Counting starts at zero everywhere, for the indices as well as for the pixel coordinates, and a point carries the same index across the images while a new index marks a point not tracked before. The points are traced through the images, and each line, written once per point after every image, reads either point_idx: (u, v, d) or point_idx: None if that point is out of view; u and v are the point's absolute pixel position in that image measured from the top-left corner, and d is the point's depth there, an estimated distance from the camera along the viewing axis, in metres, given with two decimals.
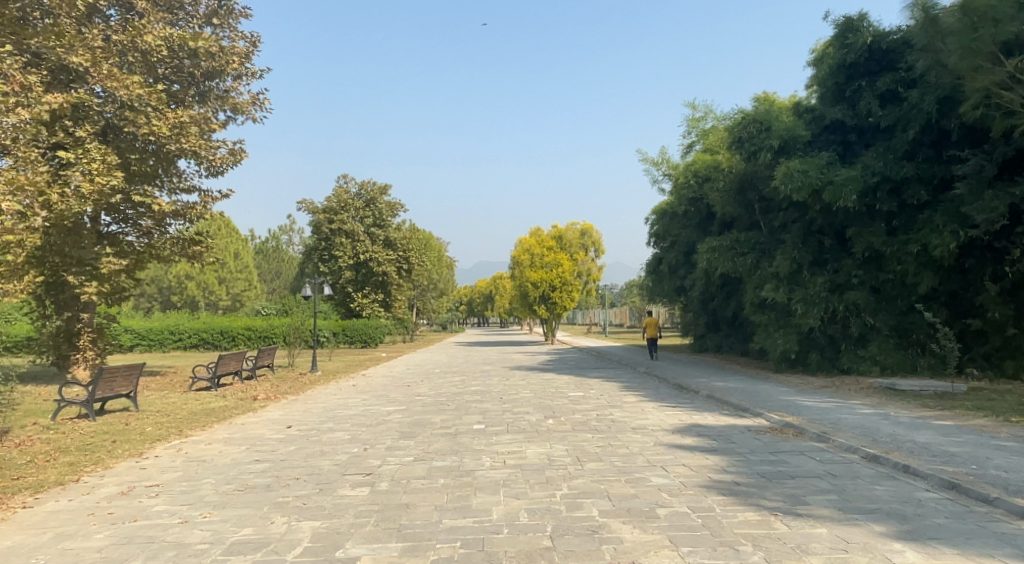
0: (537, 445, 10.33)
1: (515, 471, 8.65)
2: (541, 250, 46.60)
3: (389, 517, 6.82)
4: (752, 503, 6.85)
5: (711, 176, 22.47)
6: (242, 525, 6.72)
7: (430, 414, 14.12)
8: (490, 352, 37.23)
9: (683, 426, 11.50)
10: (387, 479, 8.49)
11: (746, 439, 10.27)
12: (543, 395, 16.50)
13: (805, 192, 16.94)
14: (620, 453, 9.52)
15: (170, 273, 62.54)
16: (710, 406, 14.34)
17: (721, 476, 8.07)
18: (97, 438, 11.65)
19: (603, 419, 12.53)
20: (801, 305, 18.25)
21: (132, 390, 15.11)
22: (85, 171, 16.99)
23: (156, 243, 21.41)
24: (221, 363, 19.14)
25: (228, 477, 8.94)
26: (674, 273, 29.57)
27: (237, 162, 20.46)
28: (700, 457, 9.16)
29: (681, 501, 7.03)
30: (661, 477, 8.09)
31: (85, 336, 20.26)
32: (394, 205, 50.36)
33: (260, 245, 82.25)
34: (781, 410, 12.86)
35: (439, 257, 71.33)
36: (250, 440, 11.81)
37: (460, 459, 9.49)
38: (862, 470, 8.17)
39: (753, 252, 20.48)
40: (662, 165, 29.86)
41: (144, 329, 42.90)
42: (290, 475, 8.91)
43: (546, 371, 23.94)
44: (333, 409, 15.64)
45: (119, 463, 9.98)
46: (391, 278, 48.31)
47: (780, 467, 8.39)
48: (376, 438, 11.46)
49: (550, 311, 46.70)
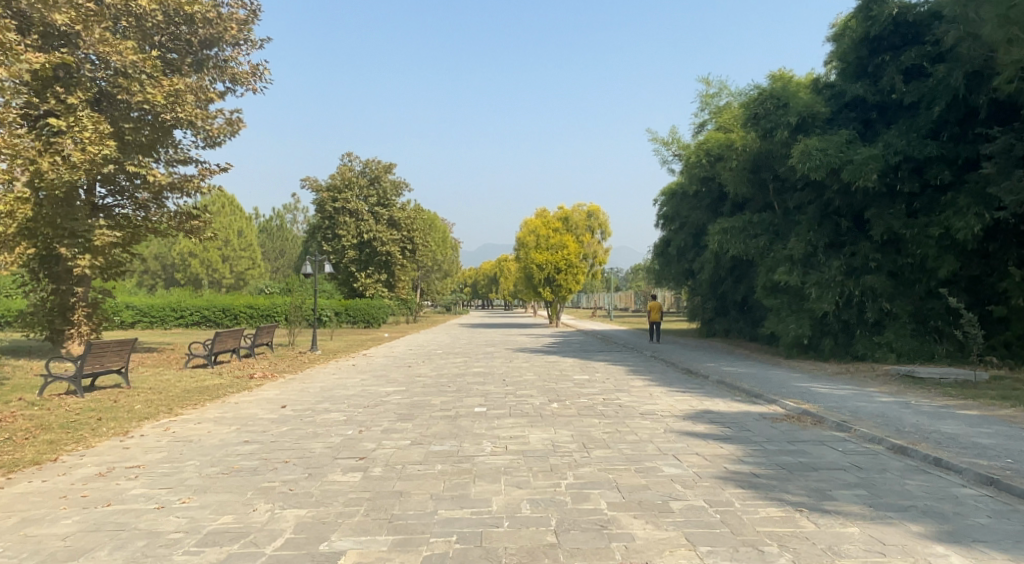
0: (540, 429, 9.80)
1: (517, 458, 8.13)
2: (546, 233, 46.57)
3: (381, 507, 6.31)
4: (775, 498, 6.33)
5: (724, 156, 21.80)
6: (221, 513, 6.20)
7: (430, 395, 13.61)
8: (494, 334, 36.77)
9: (694, 412, 10.96)
10: (381, 464, 7.98)
11: (762, 427, 9.74)
12: (547, 377, 16.00)
13: (823, 171, 16.30)
14: (629, 440, 9.00)
15: (173, 249, 62.22)
16: (721, 391, 13.81)
17: (738, 467, 7.54)
18: (82, 415, 11.17)
19: (610, 403, 12.00)
20: (815, 289, 17.67)
21: (123, 365, 14.67)
22: (75, 139, 16.39)
23: (152, 217, 20.87)
24: (218, 340, 18.66)
25: (213, 459, 8.43)
26: (682, 256, 28.97)
27: (234, 132, 19.85)
28: (714, 446, 8.64)
29: (696, 494, 6.52)
30: (673, 468, 7.56)
31: (80, 311, 19.82)
32: (399, 183, 49.69)
33: (265, 223, 81.78)
34: (796, 397, 12.32)
35: (444, 238, 70.79)
36: (242, 420, 11.33)
37: (459, 444, 8.98)
38: (890, 462, 7.64)
39: (766, 234, 19.87)
40: (672, 145, 29.17)
41: (145, 306, 42.27)
42: (279, 459, 8.40)
43: (550, 353, 23.44)
44: (331, 389, 15.15)
45: (102, 443, 9.48)
46: (395, 258, 47.81)
47: (801, 458, 7.87)
48: (372, 420, 10.97)
49: (554, 293, 46.12)
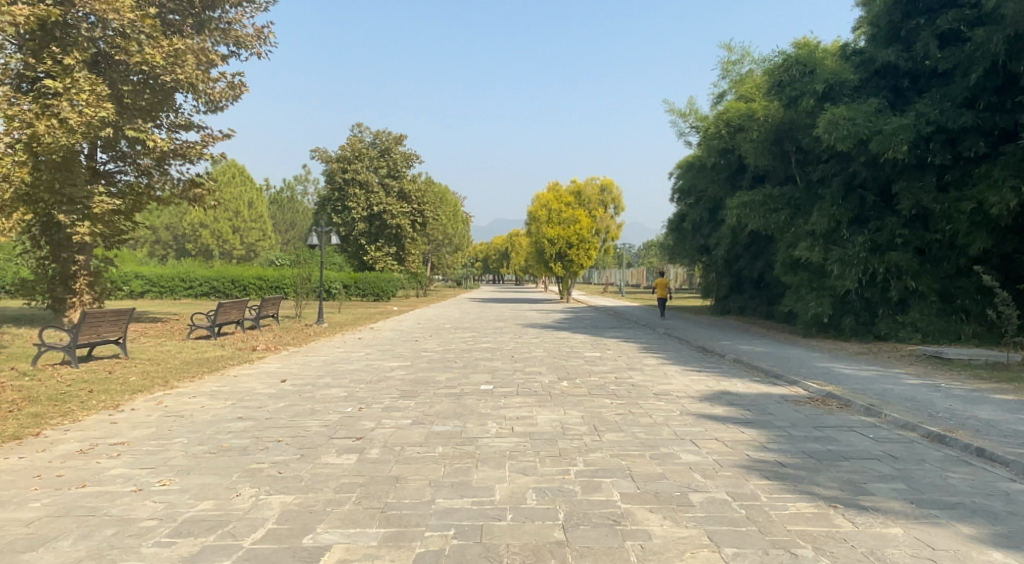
0: (549, 410, 9.28)
1: (523, 441, 7.61)
2: (559, 207, 45.23)
3: (374, 494, 5.81)
4: (806, 492, 5.79)
5: (744, 126, 20.95)
6: (201, 498, 5.73)
7: (436, 372, 13.12)
8: (503, 309, 36.28)
9: (711, 393, 10.39)
10: (378, 446, 7.49)
11: (785, 411, 9.15)
12: (557, 354, 15.48)
13: (851, 142, 15.56)
14: (643, 423, 8.46)
15: (184, 220, 62.08)
16: (738, 371, 13.23)
17: (763, 455, 7.00)
18: (72, 387, 10.76)
19: (622, 382, 11.47)
20: (838, 265, 16.98)
21: (122, 336, 14.29)
22: (72, 101, 15.84)
23: (153, 184, 20.37)
24: (220, 311, 18.26)
25: (202, 437, 7.97)
26: (697, 231, 28.24)
27: (236, 97, 19.23)
28: (735, 431, 8.07)
29: (717, 485, 5.98)
30: (692, 454, 7.02)
31: (82, 280, 19.54)
32: (410, 155, 48.77)
33: (275, 194, 81.37)
34: (818, 379, 11.74)
35: (455, 212, 70.08)
36: (238, 395, 10.89)
37: (462, 425, 8.47)
38: (926, 451, 7.08)
39: (787, 207, 19.14)
40: (689, 116, 28.28)
41: (155, 276, 42.08)
42: (271, 438, 7.92)
43: (561, 329, 22.91)
44: (333, 364, 14.72)
45: (89, 417, 9.05)
46: (405, 232, 47.29)
47: (829, 446, 7.33)
48: (373, 396, 10.50)
49: (566, 269, 45.48)
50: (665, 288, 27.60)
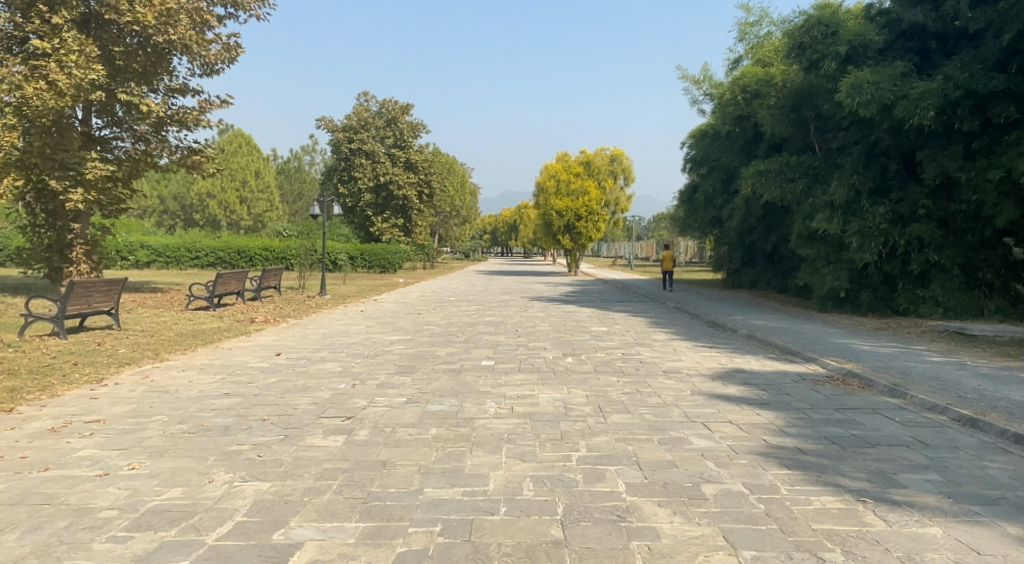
0: (552, 388, 8.79)
1: (522, 423, 7.12)
2: (568, 177, 44.39)
3: (357, 482, 5.33)
4: (830, 484, 5.28)
5: (762, 92, 20.17)
6: (170, 486, 5.28)
7: (436, 346, 12.66)
8: (510, 282, 35.76)
9: (724, 372, 9.86)
10: (368, 426, 7.02)
11: (802, 391, 8.61)
12: (563, 328, 14.98)
13: (874, 107, 14.83)
14: (651, 403, 7.94)
15: (192, 190, 61.80)
16: (752, 347, 12.68)
17: (781, 440, 6.49)
18: (57, 359, 10.36)
19: (630, 359, 10.96)
20: (856, 238, 16.35)
21: (114, 307, 13.90)
22: (60, 62, 15.29)
23: (152, 151, 19.83)
24: (218, 281, 17.84)
25: (182, 415, 7.52)
26: (710, 203, 27.50)
27: (232, 60, 18.63)
28: (750, 413, 7.54)
29: (732, 475, 5.47)
30: (704, 440, 6.50)
31: (78, 249, 19.17)
32: (417, 125, 47.87)
33: (282, 165, 80.82)
34: (837, 356, 11.19)
35: (463, 184, 69.33)
36: (229, 368, 10.48)
37: (459, 404, 8.00)
38: (958, 437, 6.57)
39: (805, 177, 18.42)
40: (703, 83, 27.38)
41: (161, 247, 41.72)
42: (255, 416, 7.45)
43: (568, 302, 22.38)
44: (332, 337, 14.28)
45: (69, 392, 8.63)
46: (412, 203, 46.71)
47: (853, 431, 6.81)
48: (369, 372, 10.05)
49: (574, 241, 44.85)
50: (672, 261, 27.55)
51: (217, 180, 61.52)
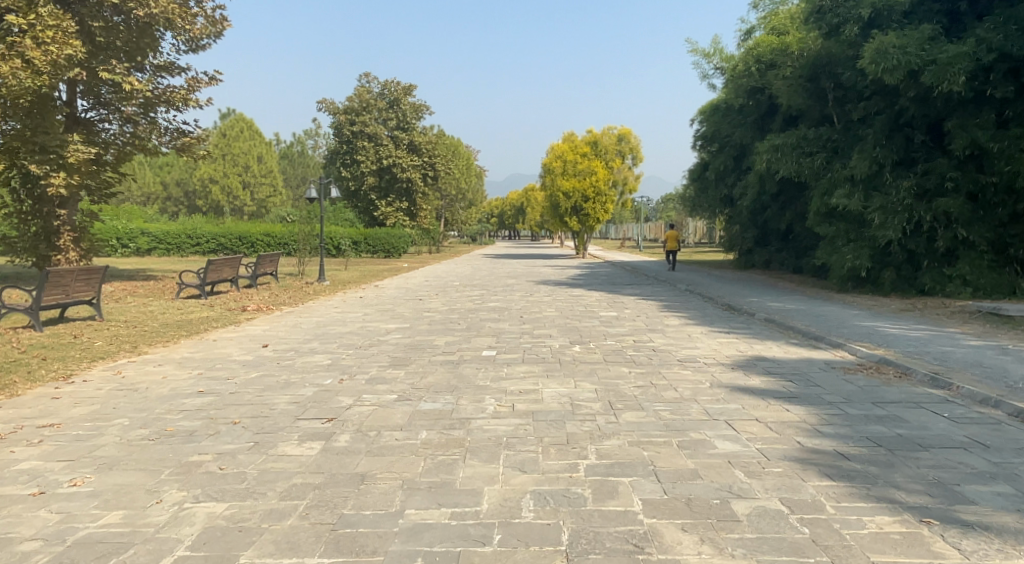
0: (557, 382, 7.98)
1: (524, 424, 6.33)
2: (574, 157, 43.29)
3: (328, 503, 4.56)
4: (884, 500, 4.48)
5: (778, 62, 19.21)
6: (109, 508, 4.52)
7: (435, 334, 11.88)
8: (517, 265, 34.85)
9: (745, 360, 9.04)
10: (350, 430, 6.26)
11: (833, 382, 7.79)
12: (570, 314, 14.16)
13: (900, 73, 13.89)
14: (667, 398, 7.15)
15: (195, 175, 61.07)
16: (772, 331, 11.85)
17: (817, 443, 5.67)
18: (25, 354, 9.59)
19: (642, 347, 10.15)
20: (878, 214, 15.44)
21: (94, 297, 13.22)
22: (36, 39, 14.44)
23: (141, 133, 19.09)
24: (209, 268, 17.12)
25: (146, 418, 6.77)
26: (721, 181, 26.56)
27: (218, 33, 17.84)
28: (777, 409, 6.71)
29: (767, 487, 4.68)
30: (729, 443, 5.70)
31: (65, 236, 18.50)
32: (420, 106, 46.71)
33: (285, 149, 79.93)
34: (866, 341, 10.35)
35: (468, 166, 68.11)
36: (210, 362, 9.74)
37: (454, 402, 7.23)
38: (1020, 436, 5.77)
39: (823, 151, 17.47)
40: (714, 56, 26.31)
41: (161, 233, 40.88)
42: (226, 419, 6.70)
43: (575, 286, 21.53)
44: (326, 326, 13.50)
45: (29, 391, 7.87)
46: (415, 186, 45.79)
47: (897, 430, 6.01)
48: (360, 365, 9.30)
49: (581, 222, 44.02)
50: (674, 241, 27.13)
51: (218, 165, 60.68)
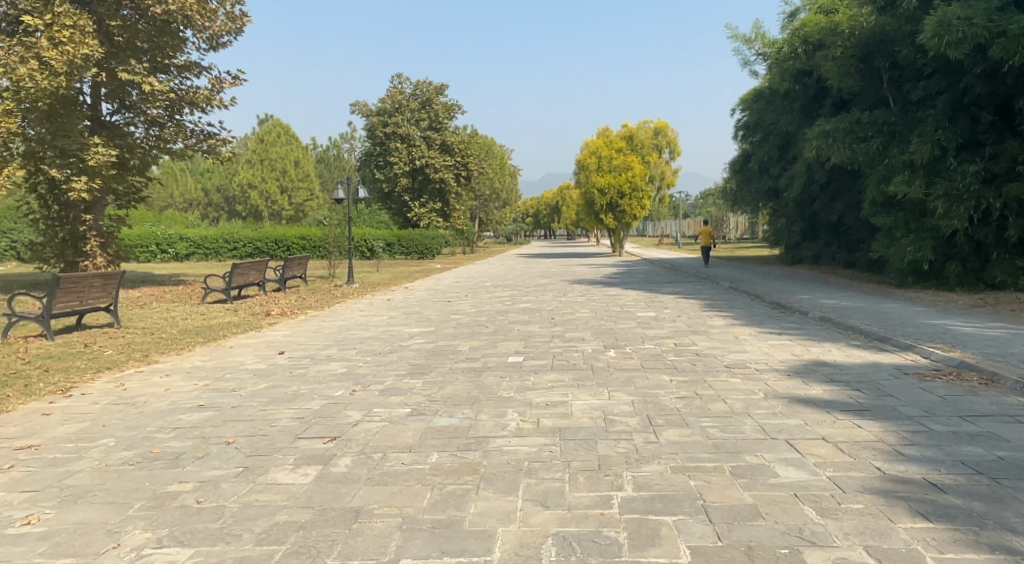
0: (589, 393, 7.12)
1: (549, 445, 5.50)
2: (610, 152, 42.22)
3: (310, 548, 3.81)
4: (1001, 550, 3.54)
5: (826, 42, 18.01)
6: (56, 555, 3.83)
7: (460, 339, 11.11)
8: (552, 265, 33.92)
9: (802, 366, 8.05)
10: (354, 452, 5.52)
11: (909, 392, 6.78)
12: (605, 315, 13.24)
13: (966, 47, 12.70)
14: (715, 412, 6.25)
15: (234, 181, 61.68)
16: (830, 331, 10.79)
17: (902, 470, 4.72)
18: (28, 366, 9.11)
19: (685, 351, 9.22)
20: (942, 202, 14.22)
21: (111, 303, 12.81)
22: (54, 40, 14.28)
23: (166, 135, 18.75)
24: (234, 272, 16.57)
25: (134, 438, 6.13)
26: (765, 172, 25.32)
27: (239, 30, 17.61)
28: (847, 426, 5.75)
29: (847, 534, 3.76)
30: (794, 469, 4.78)
31: (92, 241, 18.35)
32: (452, 106, 46.24)
33: (321, 153, 80.36)
34: (938, 342, 9.26)
35: (503, 166, 67.38)
36: (219, 372, 9.13)
37: (473, 417, 6.44)
38: None
39: (879, 135, 16.23)
40: (755, 42, 25.12)
41: (200, 238, 41.02)
42: (220, 438, 6.02)
43: (611, 284, 20.59)
44: (348, 330, 12.84)
45: (21, 407, 7.32)
46: (449, 186, 45.20)
47: (997, 452, 5.03)
48: (376, 373, 8.59)
49: (617, 219, 42.92)
50: (710, 235, 25.95)
51: (256, 170, 61.16)
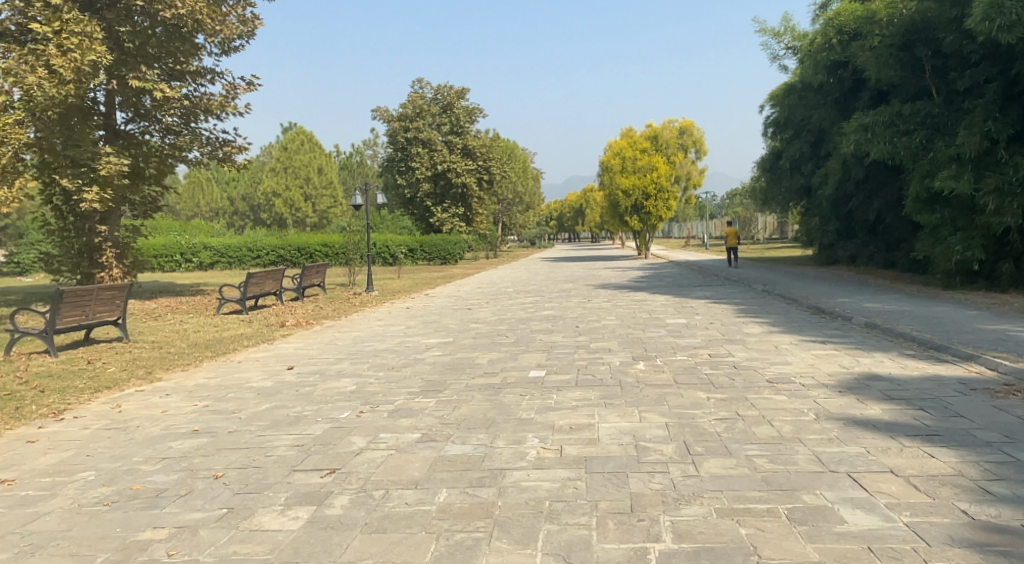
0: (618, 415, 6.42)
1: (574, 480, 4.83)
2: (634, 152, 41.38)
3: None
4: None
5: (862, 31, 17.12)
6: None
7: (479, 351, 10.45)
8: (577, 269, 33.19)
9: (855, 380, 7.26)
10: (353, 489, 4.89)
11: (981, 411, 5.98)
12: (633, 323, 12.50)
13: (1019, 30, 11.81)
14: (763, 439, 5.51)
15: (259, 190, 61.94)
16: (879, 339, 9.96)
17: (996, 514, 3.96)
18: (23, 386, 8.64)
19: (722, 363, 8.48)
20: (994, 198, 13.28)
21: (120, 317, 12.37)
22: (60, 47, 13.90)
23: (181, 143, 18.38)
24: (249, 281, 16.09)
25: (117, 471, 5.57)
26: (797, 169, 24.37)
27: (252, 32, 17.26)
28: (917, 455, 4.99)
29: None
30: (863, 513, 4.03)
31: (108, 253, 18.06)
32: (473, 109, 45.84)
33: (344, 160, 80.37)
34: (1003, 351, 8.40)
35: (526, 169, 66.63)
36: (223, 390, 8.60)
37: (489, 443, 5.77)
38: None
39: (922, 128, 15.28)
40: (784, 35, 24.23)
41: (224, 247, 40.93)
42: (209, 471, 5.44)
43: (639, 289, 19.81)
44: (363, 342, 12.26)
45: (7, 433, 6.82)
46: (472, 191, 44.57)
47: None
48: (387, 391, 7.98)
49: (643, 221, 42.03)
50: (739, 235, 25.01)
51: (280, 178, 61.29)
